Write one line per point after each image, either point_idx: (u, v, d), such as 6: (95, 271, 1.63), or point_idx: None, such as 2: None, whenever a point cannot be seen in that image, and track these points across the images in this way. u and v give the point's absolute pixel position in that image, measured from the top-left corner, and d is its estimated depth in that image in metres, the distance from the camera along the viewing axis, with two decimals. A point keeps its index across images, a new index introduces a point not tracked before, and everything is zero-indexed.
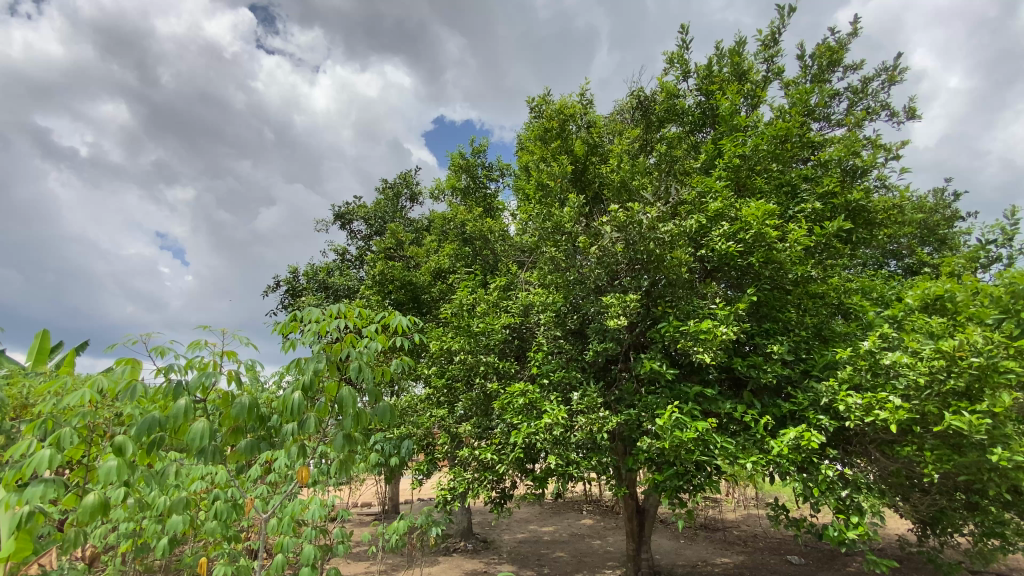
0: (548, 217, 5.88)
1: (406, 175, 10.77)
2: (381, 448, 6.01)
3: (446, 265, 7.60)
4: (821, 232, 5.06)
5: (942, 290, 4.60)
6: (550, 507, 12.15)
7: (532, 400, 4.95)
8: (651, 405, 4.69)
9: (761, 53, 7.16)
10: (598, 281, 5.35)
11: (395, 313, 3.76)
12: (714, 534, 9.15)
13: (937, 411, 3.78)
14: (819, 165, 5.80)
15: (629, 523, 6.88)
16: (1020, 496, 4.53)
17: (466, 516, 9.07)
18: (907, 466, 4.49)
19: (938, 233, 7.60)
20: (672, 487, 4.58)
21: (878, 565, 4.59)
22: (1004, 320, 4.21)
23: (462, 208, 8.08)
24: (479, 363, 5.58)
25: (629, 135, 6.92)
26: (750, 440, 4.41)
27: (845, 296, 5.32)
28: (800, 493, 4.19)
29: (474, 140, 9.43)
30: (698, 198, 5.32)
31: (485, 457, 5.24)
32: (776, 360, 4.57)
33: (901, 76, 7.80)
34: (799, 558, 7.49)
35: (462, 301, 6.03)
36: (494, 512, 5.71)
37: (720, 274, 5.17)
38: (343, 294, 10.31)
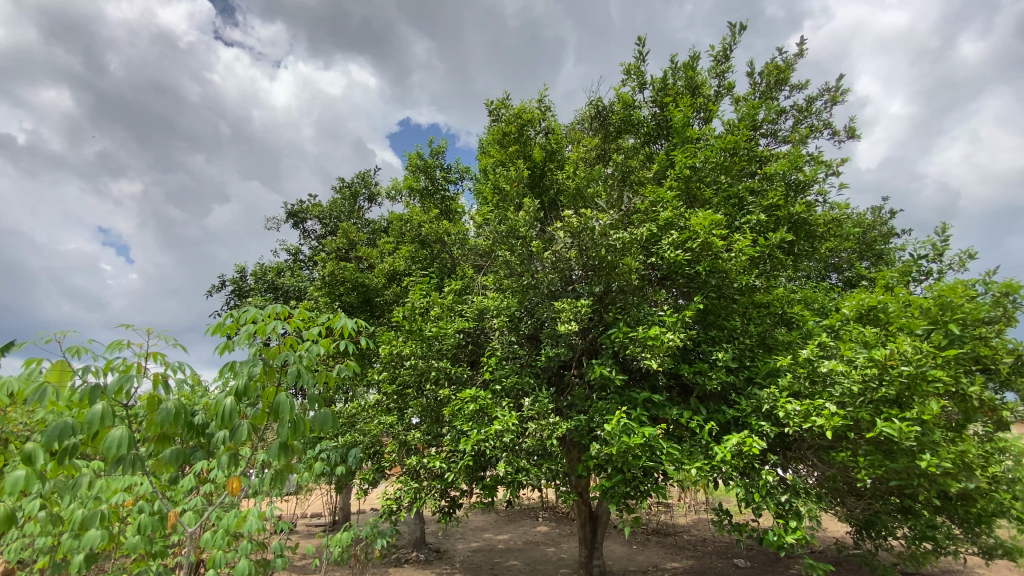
0: (503, 221, 5.85)
1: (363, 174, 10.52)
2: (326, 457, 5.77)
3: (401, 267, 7.43)
4: (766, 243, 5.22)
5: (876, 302, 4.82)
6: (506, 515, 12.04)
7: (483, 407, 4.86)
8: (601, 411, 4.68)
9: (713, 69, 7.39)
10: (552, 286, 5.33)
11: (340, 315, 3.50)
12: (665, 539, 9.27)
13: (870, 418, 3.93)
14: (766, 179, 6.00)
15: (582, 530, 6.88)
16: (947, 500, 4.75)
17: (418, 526, 8.84)
18: (842, 471, 4.64)
19: (875, 248, 8.01)
20: (619, 494, 4.57)
21: (815, 568, 4.71)
22: (933, 330, 4.43)
23: (419, 209, 7.94)
24: (431, 368, 5.45)
25: (587, 143, 6.98)
26: (697, 446, 4.45)
27: (788, 305, 5.50)
28: (743, 498, 4.26)
29: (434, 142, 9.31)
30: (650, 207, 5.41)
31: (433, 465, 5.09)
32: (721, 367, 4.67)
33: (842, 97, 8.21)
34: (745, 561, 7.67)
35: (414, 305, 5.89)
36: (443, 522, 5.56)
37: (670, 282, 5.26)
38: (294, 296, 9.93)
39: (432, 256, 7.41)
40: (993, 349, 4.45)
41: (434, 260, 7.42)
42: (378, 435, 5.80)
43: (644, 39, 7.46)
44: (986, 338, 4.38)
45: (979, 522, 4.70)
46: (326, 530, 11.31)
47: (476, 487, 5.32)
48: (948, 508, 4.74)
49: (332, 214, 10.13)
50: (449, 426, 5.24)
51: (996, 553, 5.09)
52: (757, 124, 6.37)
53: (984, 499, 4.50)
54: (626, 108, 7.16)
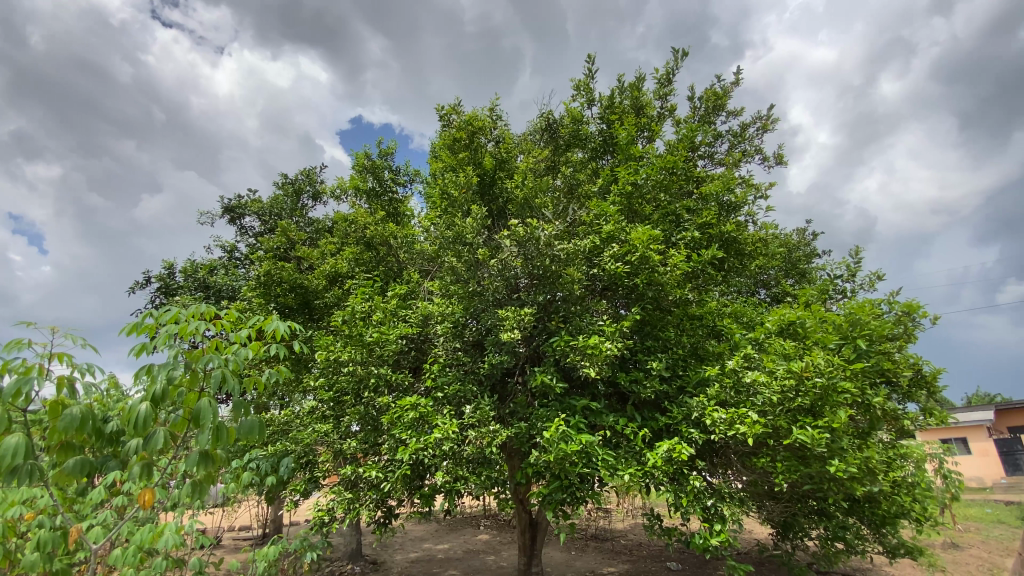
0: (450, 226, 5.83)
1: (308, 172, 10.16)
2: (255, 467, 5.48)
3: (343, 269, 7.20)
4: (698, 259, 5.50)
5: (795, 317, 5.19)
6: (447, 524, 11.87)
7: (422, 414, 4.78)
8: (541, 419, 4.71)
9: (657, 91, 7.73)
10: (497, 294, 5.35)
11: (272, 317, 3.30)
12: (603, 544, 9.46)
13: (787, 426, 4.18)
14: (701, 199, 6.31)
15: (522, 537, 6.90)
16: (856, 501, 5.13)
17: (354, 537, 8.56)
18: (762, 476, 4.92)
19: (798, 267, 8.60)
20: (556, 501, 4.62)
21: (736, 569, 4.95)
22: (844, 345, 4.79)
23: (365, 211, 7.75)
24: (370, 374, 5.30)
25: (536, 154, 7.09)
26: (630, 452, 4.59)
27: (718, 319, 5.79)
28: (672, 503, 4.43)
29: (382, 142, 9.17)
30: (594, 220, 5.59)
31: (369, 475, 4.95)
32: (655, 376, 4.86)
33: (772, 126, 8.80)
34: (677, 564, 7.95)
35: (355, 309, 5.72)
36: (377, 533, 5.42)
37: (611, 293, 5.42)
38: (228, 295, 9.41)
39: (377, 259, 7.24)
40: (895, 363, 4.88)
41: (379, 263, 7.25)
42: (313, 443, 5.58)
43: (594, 58, 7.70)
44: (888, 353, 4.81)
45: (883, 523, 5.11)
46: (256, 543, 10.75)
47: (413, 496, 5.22)
48: (857, 510, 5.12)
49: (273, 211, 9.72)
50: (386, 434, 5.11)
51: (897, 551, 5.54)
52: (696, 145, 6.71)
53: (887, 501, 4.90)
54: (575, 123, 7.36)
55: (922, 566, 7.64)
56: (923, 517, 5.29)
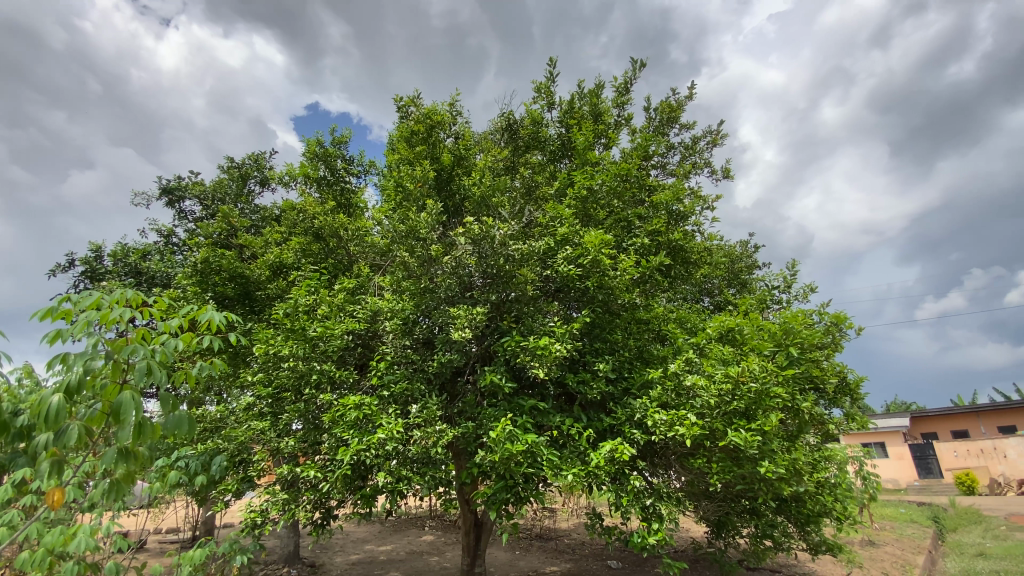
0: (404, 220, 5.72)
1: (256, 157, 9.71)
2: (183, 466, 5.15)
3: (289, 260, 6.91)
4: (647, 265, 5.67)
5: (734, 325, 5.43)
6: (391, 525, 11.63)
7: (367, 413, 4.64)
8: (488, 419, 4.69)
9: (615, 99, 7.89)
10: (449, 292, 5.27)
11: (207, 306, 3.06)
12: (547, 543, 9.57)
13: (723, 428, 4.35)
14: (652, 207, 6.49)
15: (466, 537, 6.84)
16: (785, 502, 5.40)
17: (293, 540, 8.27)
18: (699, 476, 5.10)
19: (740, 277, 9.02)
20: (500, 501, 4.60)
21: (670, 567, 5.11)
22: (777, 352, 5.06)
23: (314, 200, 7.47)
24: (312, 370, 5.10)
25: (495, 153, 7.07)
26: (575, 453, 4.65)
27: (664, 323, 5.97)
28: (612, 503, 4.51)
29: (337, 130, 8.89)
30: (549, 221, 5.65)
31: (307, 475, 4.78)
32: (602, 377, 4.97)
33: (721, 141, 9.18)
34: (617, 562, 8.14)
35: (299, 302, 5.49)
36: (314, 535, 5.23)
37: (563, 295, 5.48)
38: (161, 282, 8.84)
39: (327, 252, 6.99)
40: (822, 370, 5.19)
41: (328, 255, 7.00)
42: (248, 441, 5.32)
43: (555, 62, 7.77)
44: (817, 361, 5.12)
45: (807, 521, 5.41)
46: (184, 545, 10.17)
47: (352, 497, 5.07)
48: (785, 509, 5.39)
49: (215, 195, 9.22)
50: (327, 433, 4.94)
51: (818, 548, 5.90)
52: (650, 155, 6.90)
53: (811, 500, 5.20)
54: (535, 125, 7.41)
55: (842, 562, 8.19)
56: (843, 515, 5.65)
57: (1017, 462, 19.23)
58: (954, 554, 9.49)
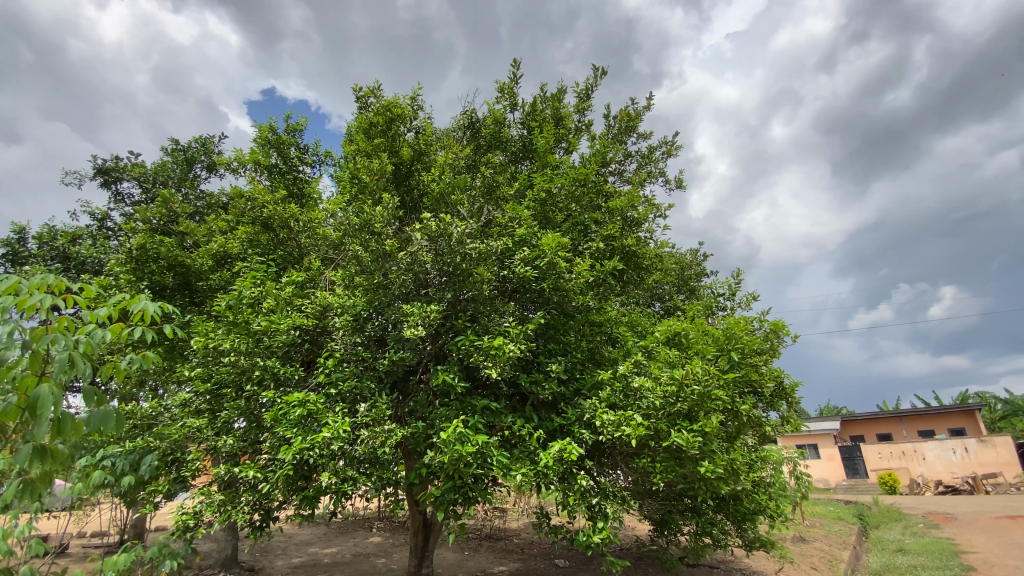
0: (359, 213, 5.57)
1: (204, 140, 9.26)
2: (108, 466, 4.83)
3: (234, 250, 6.61)
4: (601, 269, 5.78)
5: (681, 329, 5.62)
6: (337, 527, 11.32)
7: (312, 411, 4.48)
8: (439, 419, 4.63)
9: (576, 104, 8.00)
10: (404, 288, 5.17)
11: (140, 295, 2.84)
12: (496, 543, 9.58)
13: (666, 428, 4.49)
14: (608, 212, 6.63)
15: (414, 539, 6.74)
16: (725, 500, 5.61)
17: (231, 542, 7.93)
18: (643, 475, 5.25)
19: (689, 284, 9.34)
20: (448, 501, 4.56)
21: (613, 565, 5.22)
22: (719, 356, 5.27)
23: (264, 188, 7.17)
24: (255, 366, 4.89)
25: (455, 151, 7.01)
26: (525, 453, 4.68)
27: (616, 326, 6.11)
28: (559, 502, 4.56)
29: (291, 117, 8.59)
30: (508, 222, 5.66)
31: (246, 476, 4.58)
32: (554, 378, 5.04)
33: (676, 151, 9.49)
34: (564, 561, 8.25)
35: (243, 294, 5.24)
36: (251, 537, 5.02)
37: (518, 296, 5.51)
38: (92, 269, 8.27)
39: (276, 243, 6.71)
40: (760, 374, 5.44)
41: (277, 247, 6.74)
42: (184, 439, 5.06)
43: (519, 63, 7.80)
44: (756, 366, 5.37)
45: (743, 519, 5.65)
46: (110, 550, 9.53)
47: (294, 497, 4.89)
48: (724, 507, 5.61)
49: (157, 178, 8.71)
50: (269, 432, 4.75)
51: (753, 544, 6.18)
52: (608, 161, 7.04)
53: (747, 499, 5.44)
54: (497, 124, 7.42)
55: (775, 557, 8.62)
56: (777, 513, 5.94)
57: (934, 463, 20.94)
58: (876, 550, 10.19)
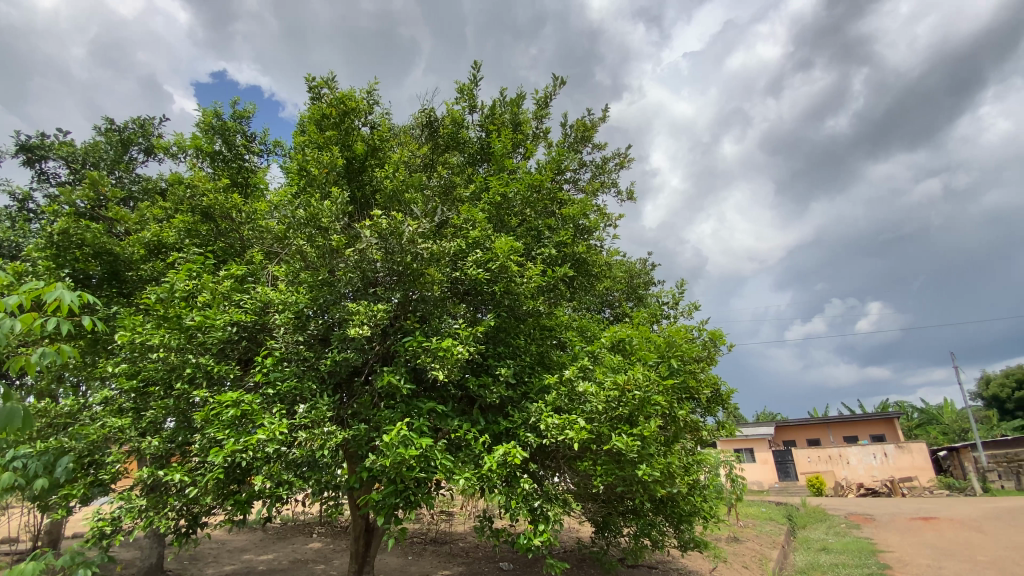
0: (306, 207, 5.39)
1: (142, 122, 8.72)
2: (15, 468, 4.45)
3: (169, 239, 6.24)
4: (552, 274, 5.86)
5: (626, 335, 5.78)
6: (274, 533, 10.87)
7: (246, 411, 4.29)
8: (382, 421, 4.53)
9: (535, 111, 8.09)
10: (351, 286, 5.04)
11: (55, 283, 2.58)
12: (440, 547, 9.48)
13: (608, 432, 4.60)
14: (561, 219, 6.73)
15: (354, 544, 6.58)
16: (664, 502, 5.78)
17: (157, 549, 7.49)
18: (585, 478, 5.34)
19: (637, 292, 9.61)
20: (388, 506, 4.46)
21: (553, 567, 5.26)
22: (661, 362, 5.45)
23: (206, 176, 6.83)
24: (186, 364, 4.64)
25: (411, 149, 6.93)
26: (469, 456, 4.64)
27: (565, 331, 6.22)
28: (502, 505, 4.57)
29: (239, 104, 8.23)
30: (462, 224, 5.63)
31: (172, 479, 4.33)
32: (501, 382, 5.06)
33: (629, 163, 9.75)
34: (508, 564, 8.28)
35: (176, 287, 4.95)
36: (176, 544, 4.75)
37: (469, 298, 5.49)
38: (8, 253, 7.62)
39: (216, 234, 6.41)
40: (698, 381, 5.66)
41: (218, 238, 6.43)
42: (103, 440, 4.73)
43: (479, 66, 7.81)
44: (694, 372, 5.60)
45: (680, 520, 5.84)
46: (19, 558, 8.72)
47: (224, 502, 4.67)
48: (662, 509, 5.78)
49: (87, 159, 8.12)
50: (199, 433, 4.51)
51: (688, 544, 6.40)
52: (563, 169, 7.15)
53: (683, 500, 5.63)
54: (455, 125, 7.39)
55: (709, 557, 8.97)
56: (710, 515, 6.18)
57: (856, 467, 22.41)
58: (802, 549, 10.81)
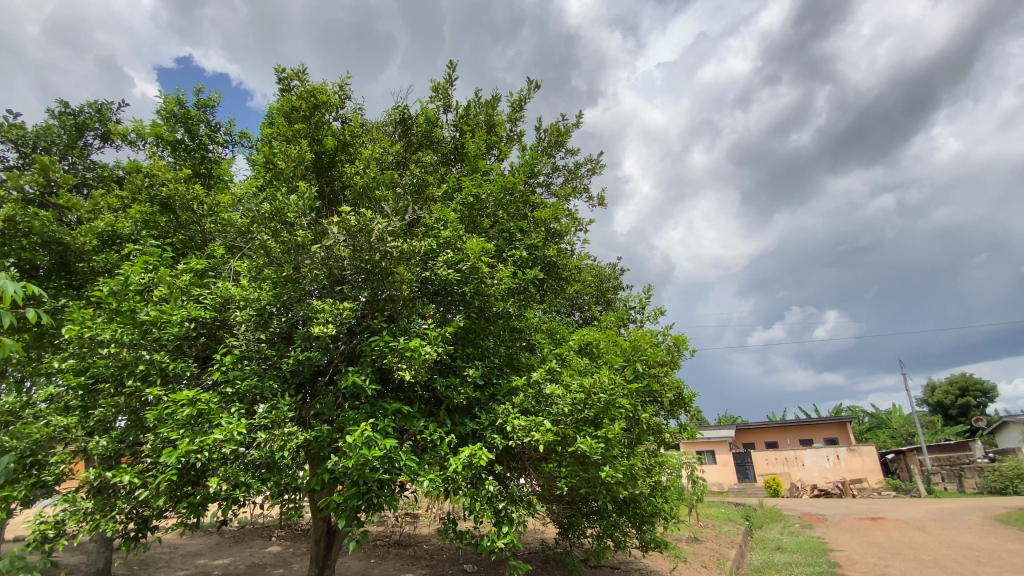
0: (271, 201, 5.24)
1: (99, 106, 8.32)
2: None
3: (125, 230, 5.97)
4: (523, 276, 5.88)
5: (593, 338, 5.84)
6: (231, 536, 10.53)
7: (203, 410, 4.14)
8: (346, 422, 4.45)
9: (509, 113, 8.11)
10: (317, 283, 4.93)
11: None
12: (404, 550, 9.36)
13: (573, 434, 4.65)
14: (533, 222, 6.78)
15: (315, 547, 6.44)
16: (627, 503, 5.87)
17: (105, 554, 7.15)
18: (550, 480, 5.38)
19: (606, 296, 9.74)
20: (350, 508, 4.37)
21: (517, 569, 5.27)
22: (626, 366, 5.54)
23: (167, 165, 6.58)
24: (139, 361, 4.45)
25: (384, 145, 6.85)
26: (435, 458, 4.60)
27: (535, 334, 6.26)
28: (466, 507, 4.55)
29: (205, 92, 7.96)
30: (433, 223, 5.58)
31: (121, 481, 4.14)
32: (469, 383, 5.05)
33: (601, 169, 9.89)
34: (473, 566, 8.25)
35: (130, 279, 4.73)
36: (123, 549, 4.54)
37: (439, 298, 5.45)
38: None
39: (175, 226, 6.18)
40: (661, 384, 5.78)
41: (177, 230, 6.20)
42: (47, 440, 4.49)
43: (455, 66, 7.78)
44: (658, 376, 5.72)
45: (643, 521, 5.95)
46: None
47: (177, 505, 4.49)
48: (625, 510, 5.87)
49: (37, 143, 7.70)
50: (151, 433, 4.32)
51: (648, 545, 6.52)
52: (536, 172, 7.19)
53: (646, 501, 5.74)
54: (429, 123, 7.34)
55: (670, 557, 9.16)
56: (671, 516, 6.31)
57: (811, 469, 23.27)
58: (758, 548, 11.18)
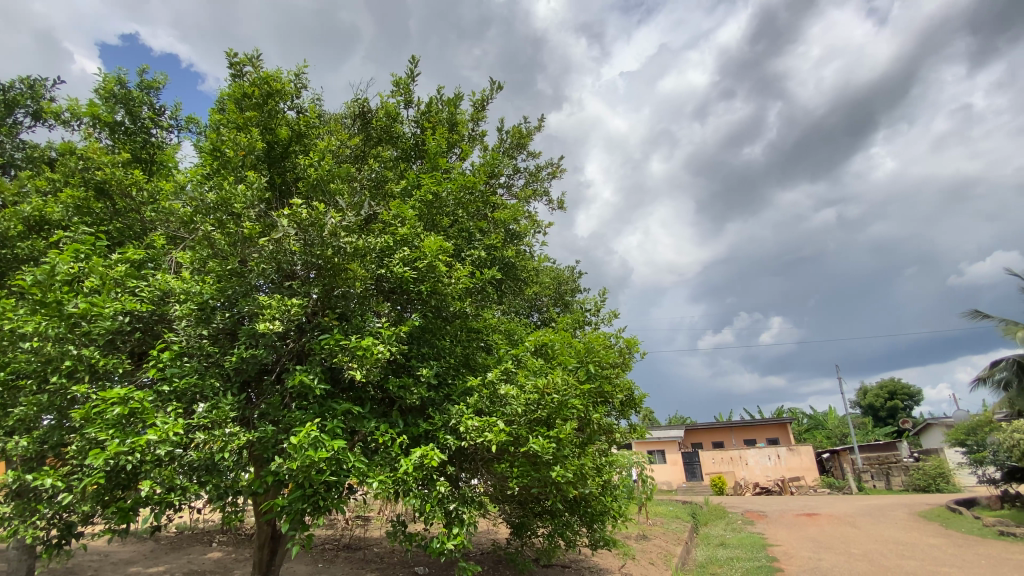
0: (217, 190, 5.00)
1: (31, 82, 7.71)
2: None
3: (55, 215, 5.56)
4: (481, 276, 5.87)
5: (548, 339, 5.89)
6: (168, 542, 9.97)
7: (135, 410, 3.90)
8: (292, 423, 4.30)
9: (472, 113, 8.09)
10: (265, 278, 4.75)
11: None
12: (354, 553, 9.14)
13: (526, 434, 4.69)
14: (492, 222, 6.78)
15: (258, 552, 6.19)
16: (578, 502, 5.95)
17: (25, 564, 6.63)
18: (503, 480, 5.38)
19: (564, 298, 9.87)
20: (295, 512, 4.22)
21: (467, 570, 5.24)
22: (579, 367, 5.62)
23: (104, 148, 6.17)
24: (65, 356, 4.15)
25: (341, 138, 6.68)
26: (385, 459, 4.52)
27: (491, 334, 6.26)
28: (416, 508, 4.49)
29: (150, 72, 7.53)
30: (390, 219, 5.49)
31: (42, 485, 3.85)
32: (423, 382, 4.98)
33: (561, 173, 10.01)
34: (423, 568, 8.16)
35: (58, 268, 4.40)
36: (43, 558, 4.22)
37: (394, 296, 5.36)
38: None
39: (112, 213, 5.79)
40: (612, 386, 5.91)
41: (114, 217, 5.82)
42: None
43: (417, 61, 7.69)
44: (609, 377, 5.85)
45: (593, 520, 6.04)
46: None
47: (105, 510, 4.21)
48: (576, 509, 5.95)
49: None
50: (78, 433, 4.03)
51: (598, 543, 6.63)
52: (497, 172, 7.20)
53: (596, 500, 5.84)
54: (389, 118, 7.22)
55: (620, 554, 9.37)
56: (620, 514, 6.45)
57: (753, 467, 24.38)
58: (703, 544, 11.61)
